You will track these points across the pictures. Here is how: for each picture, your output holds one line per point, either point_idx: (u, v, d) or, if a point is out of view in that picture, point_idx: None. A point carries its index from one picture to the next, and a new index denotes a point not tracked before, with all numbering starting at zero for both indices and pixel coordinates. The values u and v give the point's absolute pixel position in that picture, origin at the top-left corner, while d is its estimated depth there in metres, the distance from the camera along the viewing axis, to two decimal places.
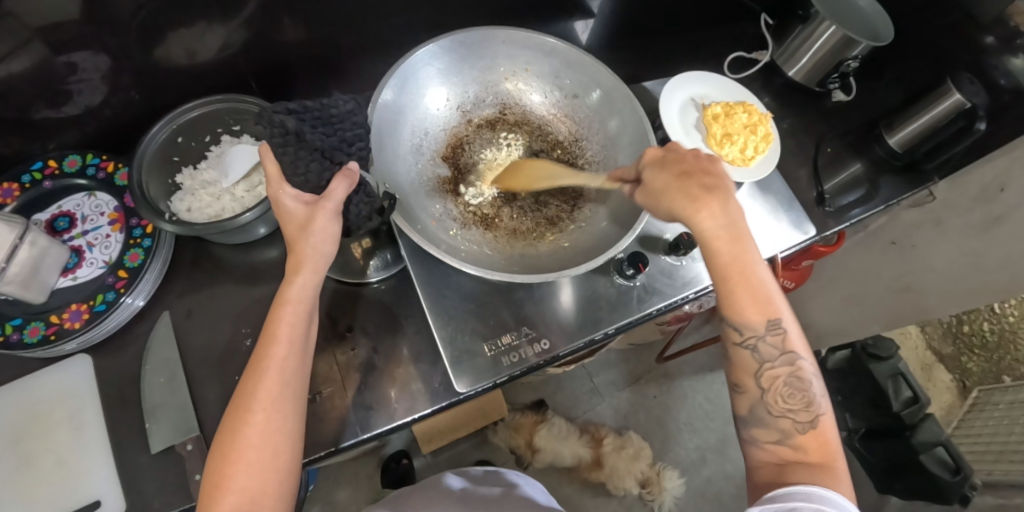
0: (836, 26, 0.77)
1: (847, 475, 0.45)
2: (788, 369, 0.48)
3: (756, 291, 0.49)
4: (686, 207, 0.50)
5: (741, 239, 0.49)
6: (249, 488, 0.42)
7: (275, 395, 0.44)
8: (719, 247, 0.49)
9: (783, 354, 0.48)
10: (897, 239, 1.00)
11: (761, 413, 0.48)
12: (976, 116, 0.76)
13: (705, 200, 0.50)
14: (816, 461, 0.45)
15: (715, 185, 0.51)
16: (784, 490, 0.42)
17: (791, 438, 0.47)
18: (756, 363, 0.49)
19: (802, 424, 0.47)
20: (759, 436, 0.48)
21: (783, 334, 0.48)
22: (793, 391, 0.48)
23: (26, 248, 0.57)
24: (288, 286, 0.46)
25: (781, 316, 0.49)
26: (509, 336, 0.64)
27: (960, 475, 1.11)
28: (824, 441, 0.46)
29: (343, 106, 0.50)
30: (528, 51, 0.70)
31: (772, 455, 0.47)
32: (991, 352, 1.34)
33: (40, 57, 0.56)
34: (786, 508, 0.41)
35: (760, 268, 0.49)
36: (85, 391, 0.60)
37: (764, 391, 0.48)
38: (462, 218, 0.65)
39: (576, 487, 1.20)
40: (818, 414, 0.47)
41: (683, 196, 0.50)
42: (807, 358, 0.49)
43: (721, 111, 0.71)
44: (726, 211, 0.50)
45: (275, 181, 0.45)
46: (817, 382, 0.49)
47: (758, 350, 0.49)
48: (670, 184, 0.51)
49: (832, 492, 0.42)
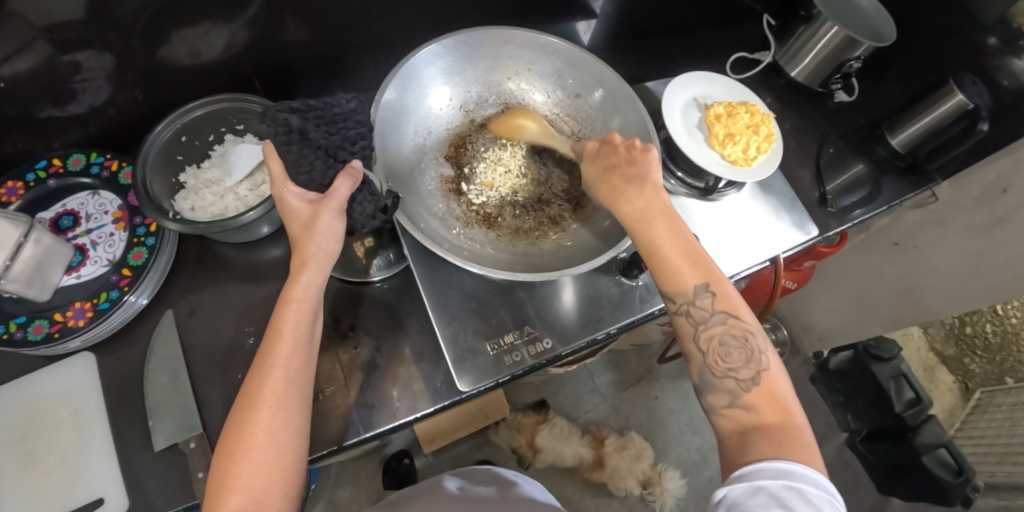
0: (838, 26, 0.77)
1: (808, 433, 0.44)
2: (723, 327, 0.48)
3: (686, 258, 0.50)
4: (609, 196, 0.54)
5: (668, 214, 0.51)
6: (254, 488, 0.42)
7: (279, 394, 0.44)
8: (644, 223, 0.51)
9: (716, 313, 0.48)
10: (900, 241, 1.02)
11: (708, 377, 0.48)
12: (979, 116, 0.76)
13: (624, 187, 0.53)
14: (771, 422, 0.44)
15: (635, 172, 0.53)
16: (751, 467, 0.41)
17: (740, 399, 0.46)
18: (692, 328, 0.49)
19: (745, 382, 0.46)
20: (714, 402, 0.47)
21: (713, 295, 0.48)
22: (730, 349, 0.47)
23: (30, 246, 0.57)
24: (292, 285, 0.46)
25: (711, 279, 0.49)
26: (510, 335, 0.64)
27: (961, 477, 1.11)
28: (775, 397, 0.45)
29: (346, 105, 0.50)
30: (530, 51, 0.70)
31: (732, 422, 0.46)
32: (994, 353, 1.29)
33: (44, 56, 0.56)
34: (752, 487, 0.40)
35: (686, 237, 0.51)
36: (89, 390, 0.60)
37: (705, 354, 0.48)
38: (464, 217, 0.66)
39: (578, 487, 1.20)
40: (761, 369, 0.46)
41: (606, 190, 0.54)
42: (744, 315, 0.49)
43: (723, 111, 0.70)
44: (646, 191, 0.52)
45: (278, 180, 0.45)
46: (759, 337, 0.48)
47: (692, 314, 0.48)
48: (598, 176, 0.56)
49: (797, 464, 0.40)
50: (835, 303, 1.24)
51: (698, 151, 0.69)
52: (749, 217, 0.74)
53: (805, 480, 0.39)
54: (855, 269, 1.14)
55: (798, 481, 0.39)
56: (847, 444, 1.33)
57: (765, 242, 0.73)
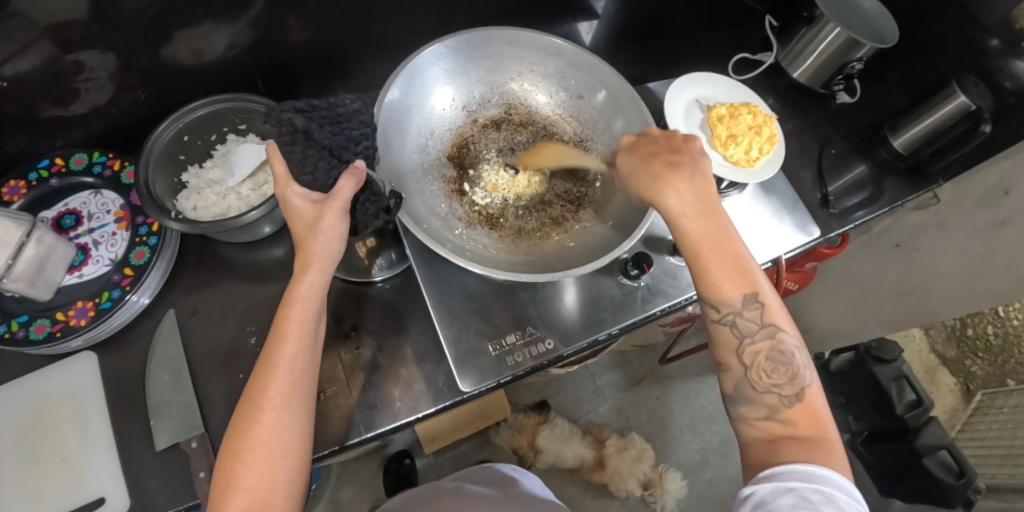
0: (841, 27, 0.77)
1: (840, 445, 0.45)
2: (769, 343, 0.47)
3: (733, 264, 0.48)
4: (650, 186, 0.50)
5: (716, 214, 0.49)
6: (258, 488, 0.42)
7: (283, 394, 0.44)
8: (689, 222, 0.49)
9: (763, 327, 0.47)
10: (902, 242, 1.01)
11: (746, 390, 0.47)
12: (981, 117, 0.76)
13: (669, 179, 0.50)
14: (807, 435, 0.44)
15: (681, 160, 0.51)
16: (782, 469, 0.42)
17: (779, 413, 0.46)
18: (735, 339, 0.48)
19: (788, 399, 0.46)
20: (747, 413, 0.48)
21: (761, 307, 0.47)
22: (776, 366, 0.47)
23: (33, 245, 0.57)
24: (296, 285, 0.46)
25: (759, 289, 0.48)
26: (512, 335, 0.64)
27: (963, 479, 1.10)
28: (813, 412, 0.46)
29: (350, 105, 0.50)
30: (533, 52, 0.70)
31: (761, 432, 0.46)
32: (995, 355, 1.32)
33: (47, 55, 0.56)
34: (784, 487, 0.41)
35: (734, 240, 0.49)
36: (90, 388, 0.60)
37: (747, 367, 0.48)
38: (467, 217, 0.66)
39: (579, 488, 1.20)
40: (803, 386, 0.46)
41: (647, 180, 0.51)
42: (789, 330, 0.48)
43: (726, 112, 0.70)
44: (694, 186, 0.50)
45: (283, 180, 0.45)
46: (800, 353, 0.48)
47: (737, 325, 0.48)
48: (637, 167, 0.52)
49: (829, 470, 0.41)
50: (836, 304, 1.24)
51: (700, 152, 0.68)
52: (751, 218, 0.74)
53: (835, 486, 0.40)
54: (857, 270, 1.14)
55: (829, 486, 0.40)
56: (848, 446, 1.32)
57: (767, 243, 0.73)
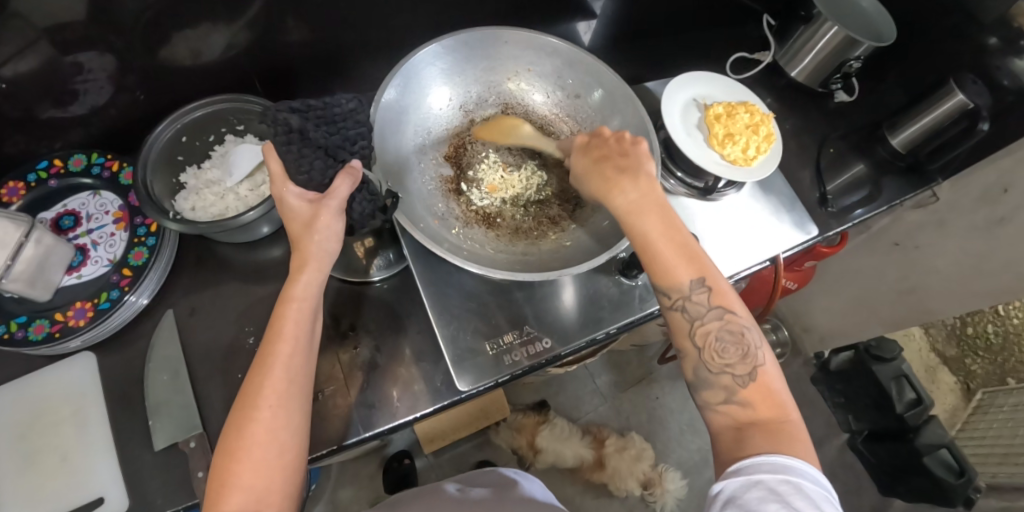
0: (838, 26, 0.77)
1: (801, 426, 0.45)
2: (719, 323, 0.48)
3: (680, 251, 0.49)
4: (601, 187, 0.52)
5: (662, 207, 0.50)
6: (254, 487, 0.42)
7: (280, 393, 0.44)
8: (637, 216, 0.50)
9: (712, 308, 0.48)
10: (900, 241, 1.02)
11: (703, 373, 0.48)
12: (980, 116, 0.76)
13: (618, 178, 0.52)
14: (766, 418, 0.44)
15: (628, 164, 0.52)
16: (749, 462, 0.41)
17: (736, 396, 0.46)
18: (687, 324, 0.48)
19: (742, 378, 0.46)
20: (708, 398, 0.48)
21: (710, 289, 0.48)
22: (727, 346, 0.47)
23: (32, 246, 0.57)
24: (293, 284, 0.46)
25: (707, 273, 0.48)
26: (509, 335, 0.64)
27: (963, 478, 1.11)
28: (770, 393, 0.46)
29: (346, 105, 0.51)
30: (529, 51, 0.70)
31: (726, 417, 0.46)
32: (996, 355, 1.29)
33: (46, 57, 0.56)
34: (751, 480, 0.40)
35: (680, 230, 0.50)
36: (90, 389, 0.60)
37: (701, 350, 0.48)
38: (464, 217, 0.66)
39: (578, 488, 1.20)
40: (756, 365, 0.47)
41: (599, 181, 0.53)
42: (740, 310, 0.48)
43: (723, 111, 0.70)
44: (639, 184, 0.51)
45: (278, 180, 0.45)
46: (752, 332, 0.48)
47: (687, 309, 0.48)
48: (589, 168, 0.55)
49: (794, 459, 0.41)
50: (835, 304, 1.24)
51: (697, 151, 0.69)
52: (749, 218, 0.74)
53: (802, 475, 0.40)
54: (856, 269, 1.14)
55: (796, 476, 0.40)
56: (848, 446, 1.32)
57: (765, 242, 0.73)
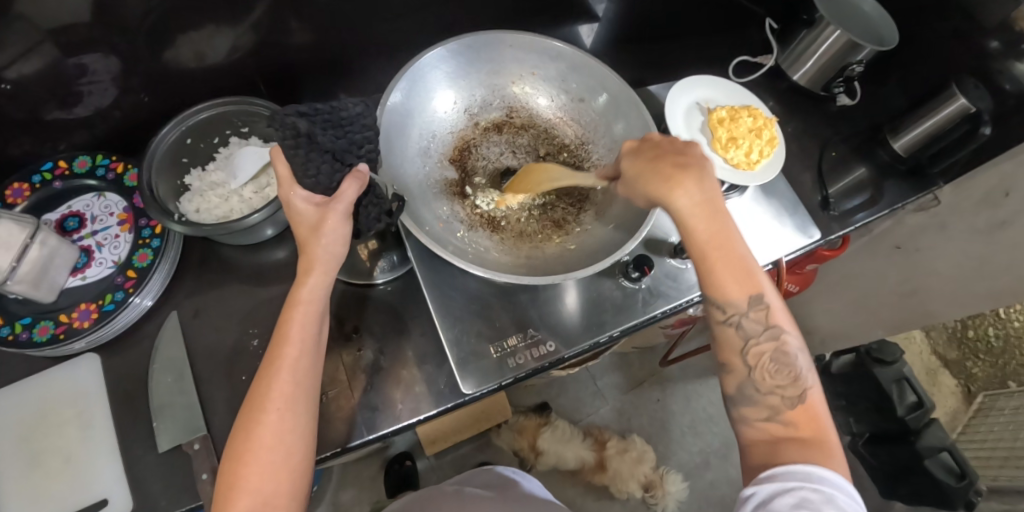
0: (841, 30, 0.77)
1: (840, 450, 0.46)
2: (773, 344, 0.49)
3: (738, 266, 0.49)
4: (658, 187, 0.50)
5: (723, 217, 0.50)
6: (262, 490, 0.42)
7: (287, 395, 0.44)
8: (699, 225, 0.49)
9: (767, 329, 0.49)
10: (902, 244, 1.01)
11: (750, 391, 0.49)
12: (981, 120, 0.77)
13: (680, 182, 0.50)
14: (806, 436, 0.45)
15: (690, 166, 0.51)
16: (782, 469, 0.43)
17: (780, 415, 0.47)
18: (741, 340, 0.49)
19: (790, 400, 0.47)
20: (748, 414, 0.49)
21: (766, 308, 0.49)
22: (779, 367, 0.48)
23: (36, 248, 0.57)
24: (299, 287, 0.47)
25: (764, 291, 0.49)
26: (514, 338, 0.64)
27: (965, 481, 1.11)
28: (813, 417, 0.47)
29: (353, 109, 0.50)
30: (534, 55, 0.70)
31: (761, 432, 0.47)
32: (997, 357, 1.33)
33: (51, 59, 0.56)
34: (784, 487, 0.42)
35: (739, 244, 0.50)
36: (93, 390, 0.60)
37: (751, 368, 0.49)
38: (469, 220, 0.66)
39: (579, 489, 1.20)
40: (806, 387, 0.48)
41: (655, 179, 0.51)
42: (790, 331, 0.50)
43: (726, 115, 0.71)
44: (703, 189, 0.50)
45: (286, 183, 0.46)
46: (801, 356, 0.50)
47: (741, 326, 0.49)
48: (643, 167, 0.52)
49: (828, 470, 0.42)
50: (837, 306, 1.24)
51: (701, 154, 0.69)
52: (752, 222, 0.74)
53: (834, 485, 0.41)
54: (857, 272, 1.14)
55: (829, 486, 0.41)
56: (849, 448, 1.32)
57: (767, 246, 0.73)
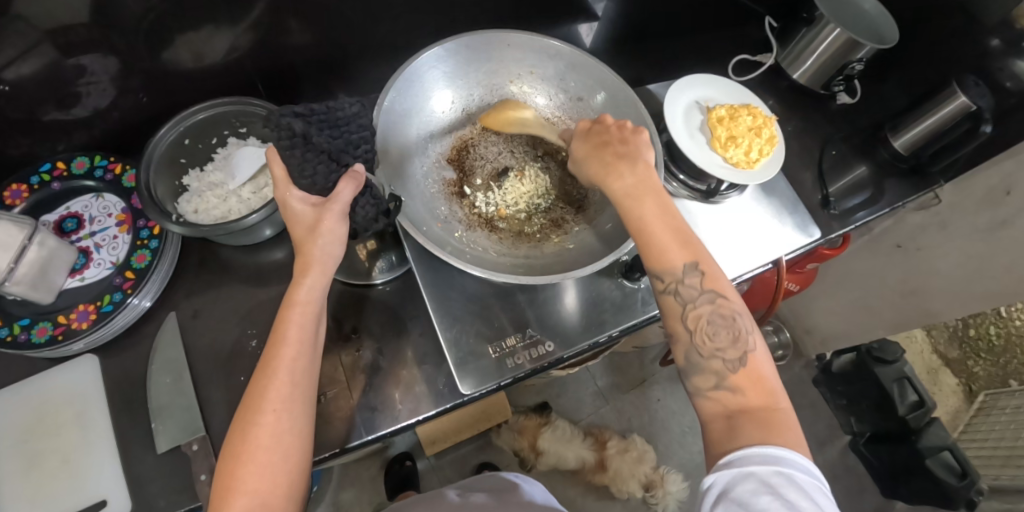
0: (840, 28, 0.77)
1: (790, 414, 0.45)
2: (711, 307, 0.48)
3: (674, 235, 0.50)
4: (600, 172, 0.54)
5: (658, 193, 0.52)
6: (260, 491, 0.42)
7: (285, 396, 0.44)
8: (634, 199, 0.52)
9: (704, 293, 0.48)
10: (902, 243, 1.01)
11: (694, 358, 0.48)
12: (982, 118, 0.75)
13: (617, 165, 0.53)
14: (755, 404, 0.45)
15: (627, 151, 0.54)
16: (740, 453, 0.42)
17: (726, 381, 0.46)
18: (680, 307, 0.49)
19: (732, 363, 0.46)
20: (700, 385, 0.47)
21: (702, 274, 0.49)
22: (718, 329, 0.48)
23: (34, 249, 0.57)
24: (296, 287, 0.46)
25: (700, 258, 0.49)
26: (512, 338, 0.64)
27: (966, 480, 1.10)
28: (760, 379, 0.46)
29: (349, 109, 0.50)
30: (533, 54, 0.70)
31: (716, 404, 0.46)
32: (998, 357, 1.30)
33: (49, 59, 0.56)
34: (743, 473, 0.41)
35: (676, 216, 0.51)
36: (92, 391, 0.60)
37: (692, 334, 0.49)
38: (467, 220, 0.66)
39: (579, 489, 1.20)
40: (747, 351, 0.47)
41: (597, 166, 0.55)
42: (731, 295, 0.49)
43: (725, 114, 0.70)
44: (637, 169, 0.53)
45: (282, 184, 0.45)
46: (744, 318, 0.48)
47: (680, 293, 0.49)
48: (590, 152, 0.56)
49: (785, 450, 0.41)
50: (837, 305, 1.24)
51: (700, 153, 0.68)
52: (751, 222, 0.74)
53: (791, 464, 0.40)
54: (858, 271, 1.14)
55: (786, 466, 0.40)
56: (850, 448, 1.32)
57: (766, 245, 0.73)
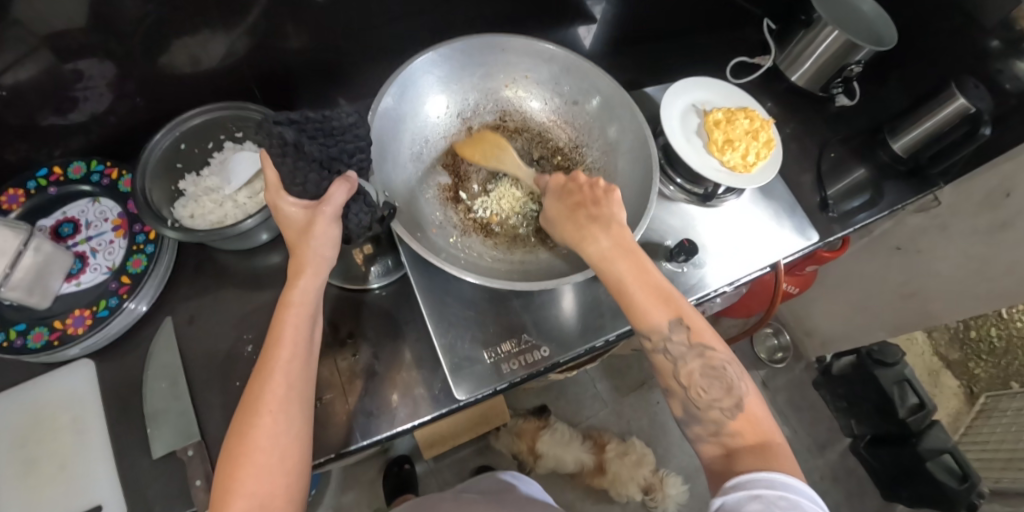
0: (838, 31, 0.77)
1: (787, 449, 0.46)
2: (701, 361, 0.49)
3: (655, 294, 0.51)
4: (576, 235, 0.54)
5: (634, 253, 0.52)
6: (259, 492, 0.42)
7: (280, 397, 0.44)
8: (611, 264, 0.52)
9: (692, 347, 0.50)
10: (902, 245, 1.01)
11: (693, 410, 0.49)
12: (981, 120, 0.74)
13: (592, 228, 0.53)
14: (753, 442, 0.46)
15: (601, 213, 0.54)
16: (747, 477, 0.43)
17: (725, 427, 0.47)
18: (671, 365, 0.50)
19: (729, 411, 0.48)
20: (699, 432, 0.49)
21: (687, 329, 0.50)
22: (712, 381, 0.49)
23: (30, 254, 0.57)
24: (290, 289, 0.47)
25: (682, 313, 0.50)
26: (509, 343, 0.63)
27: (966, 483, 1.09)
28: (755, 421, 0.47)
29: (346, 119, 0.49)
30: (528, 58, 0.70)
31: (717, 447, 0.47)
32: (1000, 357, 1.30)
33: (46, 65, 0.56)
34: (749, 496, 0.41)
35: (652, 274, 0.52)
36: (88, 395, 0.60)
37: (686, 389, 0.50)
38: (462, 225, 0.66)
39: (578, 493, 1.19)
40: (741, 396, 0.48)
41: (571, 228, 0.54)
42: (717, 345, 0.50)
43: (722, 117, 0.70)
44: (612, 233, 0.53)
45: (274, 189, 0.46)
46: (733, 366, 0.50)
47: (670, 351, 0.50)
48: (563, 213, 0.56)
49: (789, 477, 0.42)
50: (837, 307, 1.24)
51: (697, 157, 0.68)
52: (749, 225, 0.73)
53: (798, 492, 0.41)
54: (858, 274, 1.13)
55: (795, 494, 0.41)
56: (850, 450, 1.31)
57: (764, 248, 0.72)
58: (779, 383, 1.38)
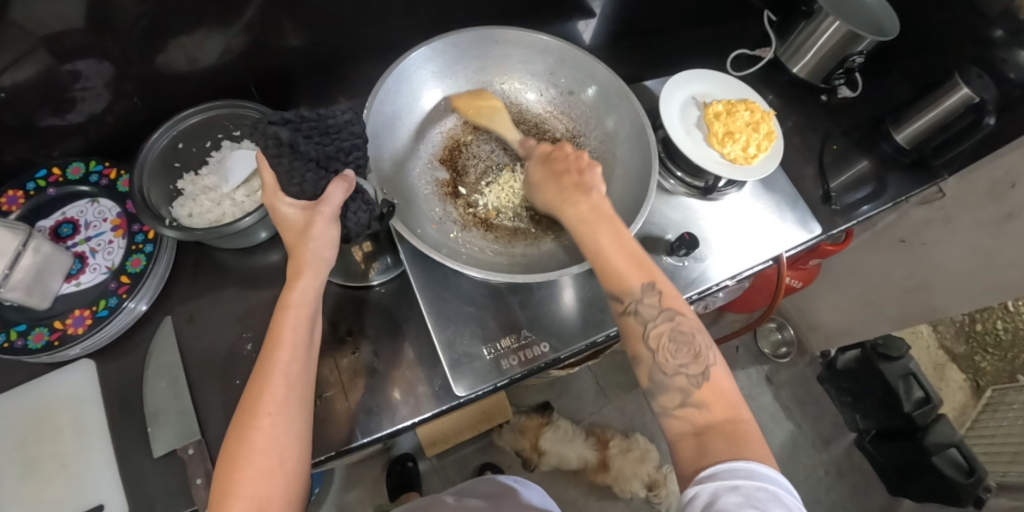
0: (840, 21, 0.76)
1: (754, 424, 0.46)
2: (671, 324, 0.49)
3: (631, 260, 0.51)
4: (556, 200, 0.55)
5: (611, 219, 0.53)
6: (257, 495, 0.41)
7: (279, 399, 0.44)
8: (589, 227, 0.52)
9: (663, 311, 0.49)
10: (906, 237, 1.01)
11: (657, 376, 0.49)
12: (985, 110, 0.75)
13: (573, 191, 0.54)
14: (720, 419, 0.45)
15: (583, 180, 0.55)
16: (725, 466, 0.41)
17: (690, 397, 0.47)
18: (641, 327, 0.49)
19: (695, 378, 0.47)
20: (665, 403, 0.48)
21: (660, 293, 0.50)
22: (679, 347, 0.49)
23: (29, 254, 0.57)
24: (290, 291, 0.47)
25: (656, 279, 0.50)
26: (509, 338, 0.63)
27: (973, 477, 1.10)
28: (721, 392, 0.47)
29: (341, 116, 0.48)
30: (520, 49, 0.70)
31: (683, 422, 0.47)
32: (1005, 351, 1.27)
33: (44, 65, 0.56)
34: (729, 486, 0.40)
35: (628, 239, 0.52)
36: (89, 396, 0.60)
37: (655, 352, 0.49)
38: (461, 220, 0.66)
39: (581, 490, 1.19)
40: (708, 365, 0.48)
41: (555, 194, 0.55)
42: (688, 313, 0.50)
43: (722, 109, 0.70)
44: (591, 199, 0.54)
45: (271, 191, 0.46)
46: (702, 333, 0.49)
47: (640, 312, 0.50)
48: (546, 179, 0.57)
49: (759, 464, 0.42)
50: (841, 301, 1.23)
51: (698, 150, 0.67)
52: (750, 219, 0.73)
53: (772, 481, 0.41)
54: (861, 268, 1.13)
55: (771, 484, 0.40)
56: (855, 445, 1.30)
57: (767, 242, 0.72)
58: (783, 378, 1.37)
